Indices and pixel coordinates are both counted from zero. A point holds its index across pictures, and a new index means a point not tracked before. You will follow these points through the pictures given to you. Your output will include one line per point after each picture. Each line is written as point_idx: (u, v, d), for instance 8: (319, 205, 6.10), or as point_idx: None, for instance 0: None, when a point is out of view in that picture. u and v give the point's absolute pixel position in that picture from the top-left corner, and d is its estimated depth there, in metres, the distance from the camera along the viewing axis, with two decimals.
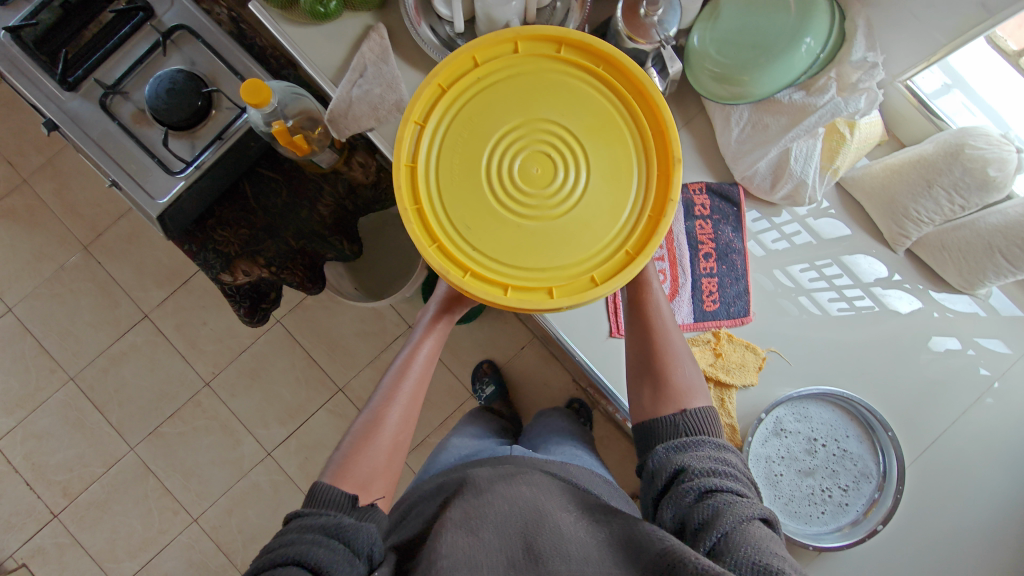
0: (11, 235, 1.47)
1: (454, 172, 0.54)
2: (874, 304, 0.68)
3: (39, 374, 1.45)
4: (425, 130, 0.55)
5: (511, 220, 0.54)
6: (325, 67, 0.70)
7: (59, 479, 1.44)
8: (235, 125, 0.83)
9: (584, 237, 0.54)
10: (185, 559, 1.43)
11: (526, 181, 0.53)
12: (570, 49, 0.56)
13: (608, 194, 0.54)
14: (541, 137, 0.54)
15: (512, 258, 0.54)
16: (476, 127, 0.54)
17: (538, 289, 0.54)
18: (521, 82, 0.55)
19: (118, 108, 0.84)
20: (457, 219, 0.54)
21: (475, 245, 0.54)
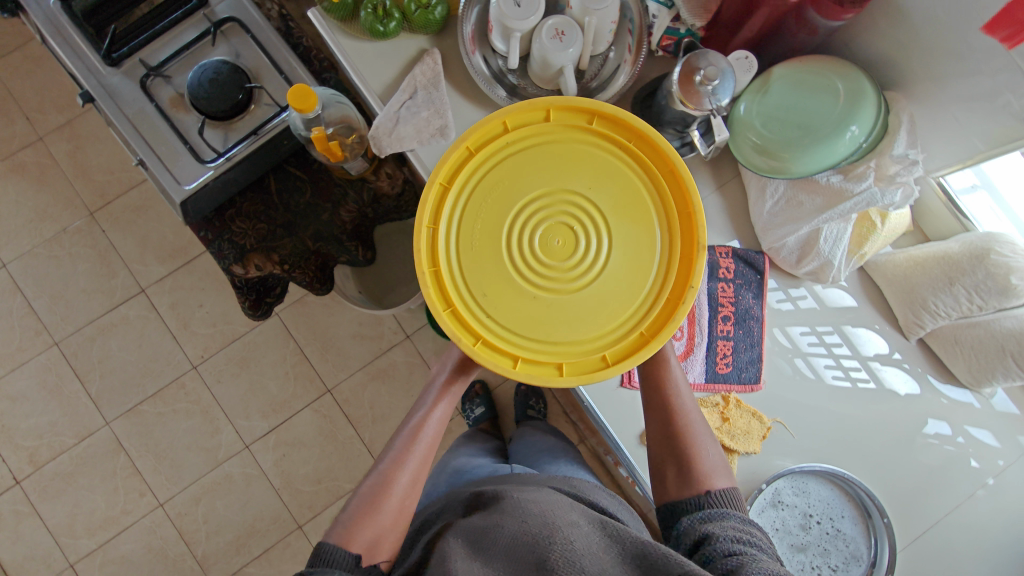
0: (17, 190, 1.44)
1: (475, 239, 0.58)
2: (872, 381, 0.69)
3: (23, 335, 1.42)
4: (450, 195, 0.59)
5: (528, 292, 0.57)
6: (375, 82, 0.71)
7: (27, 445, 1.40)
8: (273, 122, 0.85)
9: (598, 313, 0.57)
10: (144, 544, 1.39)
11: (547, 253, 0.57)
12: (601, 123, 0.59)
13: (625, 270, 0.58)
14: (563, 211, 0.58)
15: (527, 329, 0.57)
16: (501, 195, 0.58)
17: (549, 361, 0.57)
18: (548, 154, 0.59)
19: (157, 90, 0.84)
20: (474, 285, 0.58)
21: (492, 314, 0.58)
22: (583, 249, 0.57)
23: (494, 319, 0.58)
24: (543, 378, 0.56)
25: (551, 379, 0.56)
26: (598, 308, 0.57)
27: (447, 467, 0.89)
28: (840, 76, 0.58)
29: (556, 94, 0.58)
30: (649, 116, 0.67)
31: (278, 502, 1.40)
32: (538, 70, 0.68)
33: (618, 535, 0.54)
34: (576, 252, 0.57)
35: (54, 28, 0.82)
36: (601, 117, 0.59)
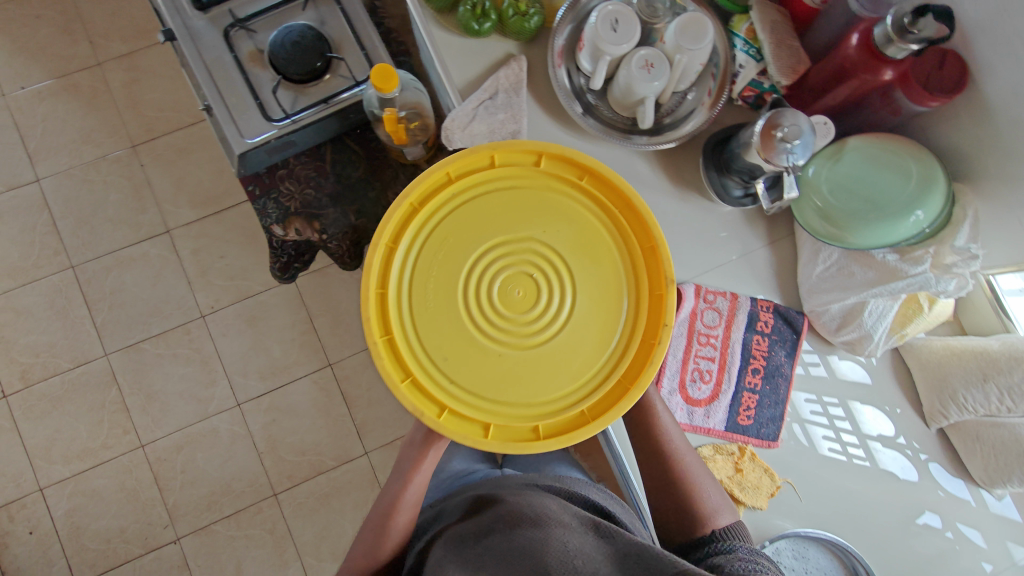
0: (66, 110, 1.45)
1: (431, 302, 0.61)
2: (867, 459, 0.69)
3: (42, 251, 1.42)
4: (397, 258, 0.62)
5: (493, 351, 0.60)
6: (458, 75, 0.72)
7: (23, 360, 1.39)
8: (344, 94, 0.85)
9: (569, 364, 0.61)
10: (117, 482, 1.37)
11: (507, 303, 0.60)
12: (548, 161, 0.64)
13: (589, 315, 0.62)
14: (519, 263, 0.61)
15: (492, 390, 0.60)
16: (450, 249, 0.62)
17: (518, 422, 0.60)
18: (495, 201, 0.63)
19: (238, 42, 0.86)
20: (434, 351, 0.60)
21: (456, 379, 0.60)
22: (541, 301, 0.61)
23: (460, 385, 0.60)
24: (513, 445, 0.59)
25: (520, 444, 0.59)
26: (566, 360, 0.60)
27: (443, 471, 0.90)
28: (915, 159, 0.59)
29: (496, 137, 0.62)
30: (718, 161, 0.68)
31: (258, 465, 1.39)
32: (618, 96, 0.69)
33: (612, 537, 0.56)
34: (535, 304, 0.61)
35: None
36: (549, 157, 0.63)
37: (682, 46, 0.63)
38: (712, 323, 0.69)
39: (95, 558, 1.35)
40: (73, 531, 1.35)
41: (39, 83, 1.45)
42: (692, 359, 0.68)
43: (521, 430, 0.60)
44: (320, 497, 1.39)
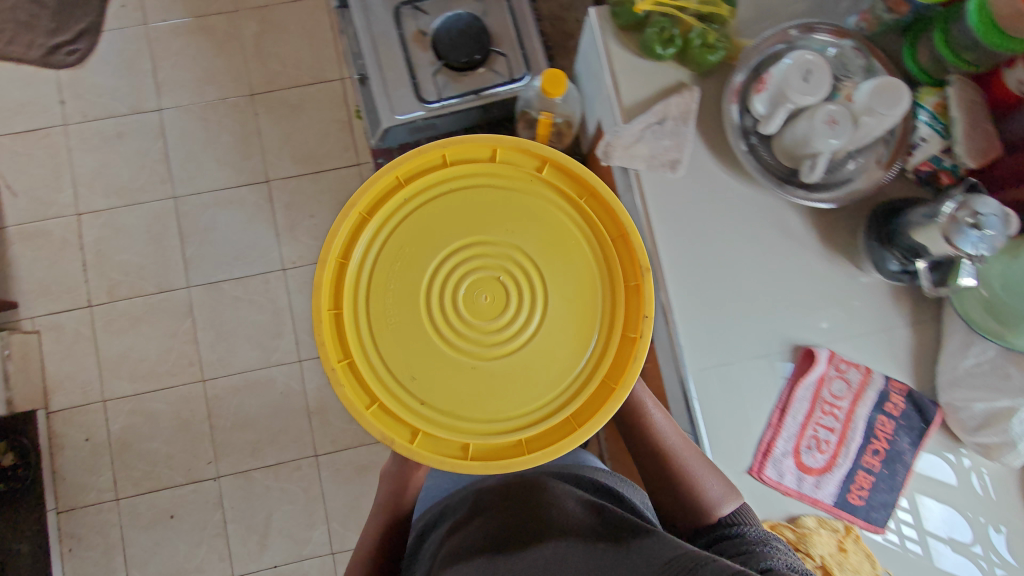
0: (198, 48, 1.51)
1: (397, 320, 0.65)
2: (920, 551, 0.65)
3: (150, 177, 1.47)
4: (350, 275, 0.66)
5: (464, 365, 0.65)
6: (628, 94, 0.71)
7: (112, 275, 1.44)
8: (496, 89, 0.86)
9: (541, 370, 0.65)
10: (174, 411, 1.41)
11: (478, 308, 0.65)
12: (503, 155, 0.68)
13: (557, 317, 0.66)
14: (479, 270, 0.66)
15: (461, 405, 0.64)
16: (408, 257, 0.66)
17: (499, 440, 0.64)
18: (448, 206, 0.67)
19: (405, 19, 0.87)
20: (399, 372, 0.65)
21: (424, 397, 0.65)
22: (504, 305, 0.65)
23: (430, 404, 0.65)
24: (492, 465, 0.62)
25: (501, 463, 0.63)
26: (538, 365, 0.65)
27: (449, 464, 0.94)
28: None
29: (439, 138, 0.66)
30: (881, 231, 0.66)
31: (307, 424, 1.42)
32: (788, 144, 0.68)
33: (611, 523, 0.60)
34: (499, 308, 0.65)
35: None
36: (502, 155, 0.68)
37: (874, 109, 0.62)
38: (839, 394, 0.67)
39: (138, 479, 1.38)
40: (124, 448, 1.39)
41: (179, 18, 1.52)
42: (811, 426, 0.66)
43: (503, 444, 0.65)
44: (358, 468, 1.41)
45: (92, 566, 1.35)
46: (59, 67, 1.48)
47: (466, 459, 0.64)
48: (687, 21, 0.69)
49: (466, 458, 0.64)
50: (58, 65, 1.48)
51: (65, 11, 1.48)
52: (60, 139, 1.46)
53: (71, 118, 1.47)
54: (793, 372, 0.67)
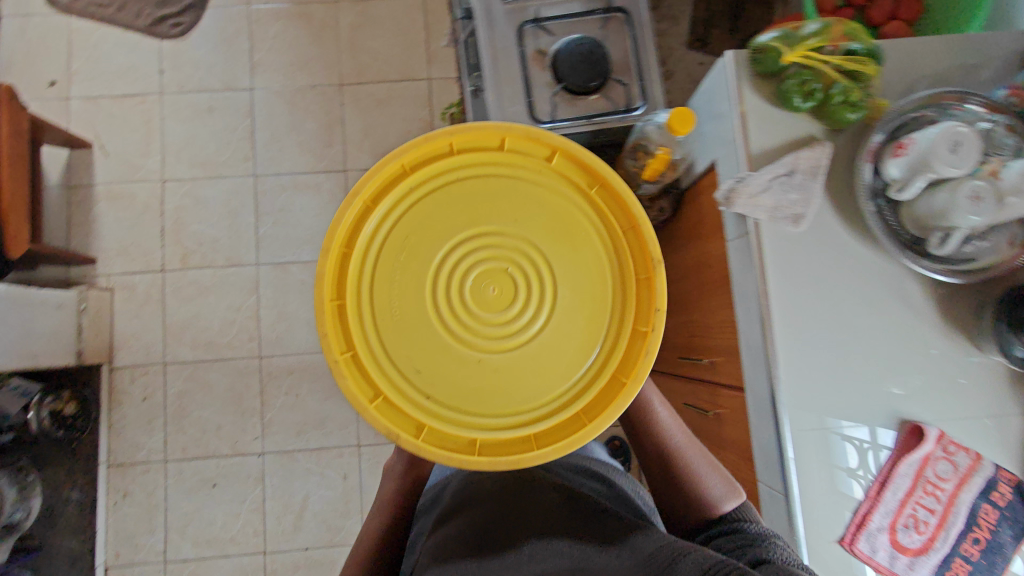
0: (295, 34, 1.55)
1: (403, 312, 0.67)
2: None
3: (234, 153, 1.51)
4: (354, 267, 0.67)
5: (471, 359, 0.66)
6: (756, 140, 0.71)
7: (187, 244, 1.48)
8: (609, 118, 0.86)
9: (546, 365, 0.66)
10: (228, 383, 1.44)
11: (486, 300, 0.66)
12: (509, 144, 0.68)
13: (565, 312, 0.67)
14: (487, 264, 0.67)
15: (466, 399, 0.66)
16: (412, 247, 0.67)
17: (508, 436, 0.65)
18: (452, 196, 0.68)
19: (527, 38, 0.88)
20: (404, 366, 0.66)
21: (429, 391, 0.66)
22: (513, 300, 0.67)
23: (436, 399, 0.66)
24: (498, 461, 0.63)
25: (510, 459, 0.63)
26: (545, 360, 0.66)
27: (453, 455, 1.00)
28: None
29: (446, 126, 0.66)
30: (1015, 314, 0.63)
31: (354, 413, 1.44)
32: (921, 213, 0.65)
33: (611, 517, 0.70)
34: (506, 302, 0.67)
35: None
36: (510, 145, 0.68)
37: None
38: (943, 475, 0.65)
39: (187, 444, 1.42)
40: (178, 412, 1.43)
41: (281, 3, 1.56)
42: (911, 504, 0.65)
43: (511, 440, 0.65)
44: None
45: (134, 523, 1.39)
46: (162, 38, 1.53)
47: (473, 455, 0.65)
48: (829, 75, 0.66)
49: (475, 454, 0.65)
50: (162, 35, 1.53)
51: None
52: (155, 107, 1.51)
53: (168, 88, 1.52)
54: (896, 447, 0.67)
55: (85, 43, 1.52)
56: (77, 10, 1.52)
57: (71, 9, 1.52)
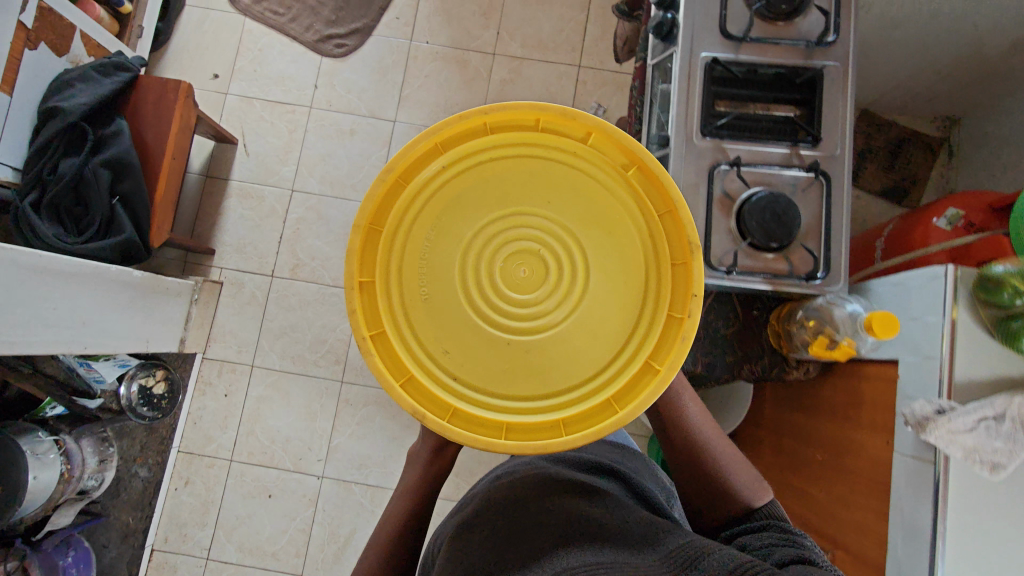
0: (447, 77, 1.58)
1: (436, 289, 0.69)
2: None
3: (364, 179, 1.55)
4: (384, 245, 0.68)
5: (500, 340, 0.68)
6: (961, 368, 0.67)
7: (300, 256, 1.52)
8: (786, 280, 0.83)
9: (576, 348, 0.69)
10: (306, 400, 1.46)
11: (520, 281, 0.69)
12: (544, 124, 0.68)
13: (595, 298, 0.68)
14: (519, 245, 0.69)
15: (494, 378, 0.68)
16: (446, 226, 0.69)
17: (533, 420, 0.66)
18: (485, 179, 0.69)
19: (717, 178, 0.86)
20: (433, 345, 0.68)
21: (458, 372, 0.68)
22: (544, 284, 0.69)
23: (463, 378, 0.68)
24: (525, 445, 0.63)
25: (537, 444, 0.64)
26: (575, 342, 0.68)
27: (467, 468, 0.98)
28: None
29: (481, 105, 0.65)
30: None
31: None
32: None
33: (628, 510, 0.70)
34: (537, 284, 0.69)
35: (689, 73, 0.87)
36: (548, 126, 0.68)
37: None
38: None
39: (254, 449, 1.44)
40: (253, 416, 1.46)
41: (441, 44, 1.59)
42: None
43: (536, 425, 0.66)
44: None
45: (188, 513, 1.42)
46: (324, 55, 1.59)
47: (501, 437, 0.65)
48: None
49: (503, 437, 0.66)
50: (325, 53, 1.59)
51: (348, 9, 1.60)
52: (302, 118, 1.57)
53: (317, 103, 1.58)
54: None
55: (253, 45, 1.60)
56: (253, 13, 1.60)
57: (248, 11, 1.60)
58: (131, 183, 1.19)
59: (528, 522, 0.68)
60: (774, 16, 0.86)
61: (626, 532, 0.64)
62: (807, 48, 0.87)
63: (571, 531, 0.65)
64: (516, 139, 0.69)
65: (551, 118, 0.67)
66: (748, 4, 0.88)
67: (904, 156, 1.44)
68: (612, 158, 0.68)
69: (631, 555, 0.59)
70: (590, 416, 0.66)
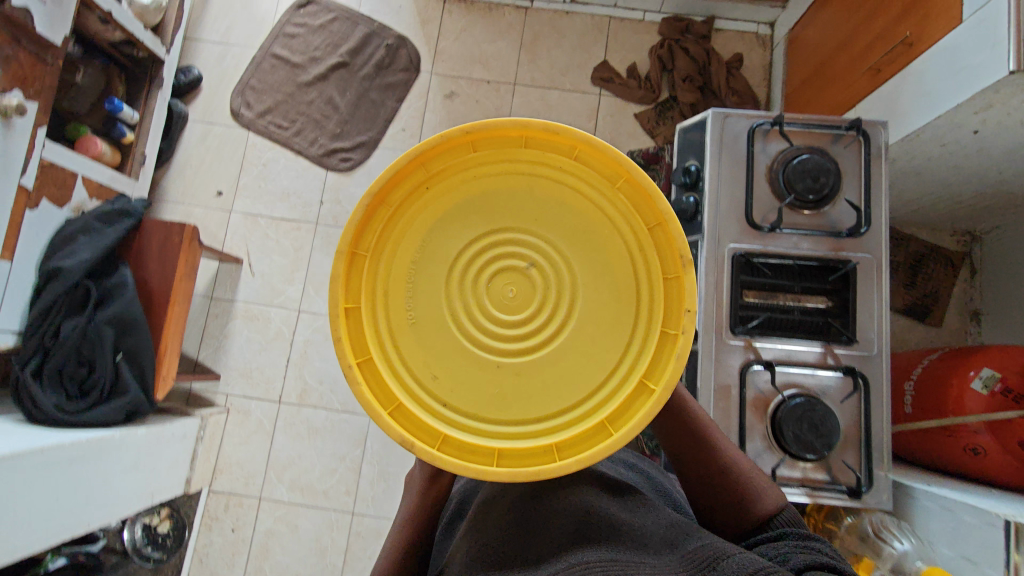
0: None
1: (421, 312, 0.65)
2: None
3: None
4: (367, 269, 0.64)
5: (489, 363, 0.64)
6: None
7: (308, 380, 1.48)
8: (826, 492, 0.79)
9: (568, 369, 0.64)
10: (316, 533, 1.41)
11: (508, 302, 0.65)
12: (529, 138, 0.64)
13: (587, 317, 0.64)
14: (506, 263, 0.65)
15: (483, 404, 0.63)
16: (430, 248, 0.65)
17: (522, 446, 0.62)
18: (470, 195, 0.65)
19: (750, 378, 0.83)
20: (420, 367, 0.64)
21: (446, 396, 0.64)
22: (534, 301, 0.65)
23: (452, 405, 0.64)
24: (517, 473, 0.59)
25: (529, 470, 0.60)
26: (568, 363, 0.64)
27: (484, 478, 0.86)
28: None
29: (463, 123, 0.61)
30: None
31: None
32: None
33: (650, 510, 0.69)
34: (525, 303, 0.65)
35: (715, 264, 0.86)
36: (535, 142, 0.64)
37: None
38: None
39: None
40: (261, 551, 1.42)
41: None
42: None
43: (528, 451, 0.63)
44: None
45: None
46: (329, 168, 1.57)
47: (492, 466, 0.61)
48: None
49: (494, 465, 0.62)
50: (330, 167, 1.57)
51: (353, 122, 1.58)
52: (308, 236, 1.54)
53: (324, 219, 1.55)
54: None
55: (257, 160, 1.58)
56: (258, 127, 1.59)
57: (252, 125, 1.59)
58: (135, 340, 1.15)
59: (544, 518, 0.67)
60: (800, 205, 0.84)
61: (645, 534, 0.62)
62: (837, 238, 0.84)
63: (585, 527, 0.63)
64: (501, 155, 0.65)
65: (537, 133, 0.64)
66: (774, 190, 0.86)
67: (925, 271, 1.40)
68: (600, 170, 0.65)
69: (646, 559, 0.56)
70: (582, 442, 0.63)
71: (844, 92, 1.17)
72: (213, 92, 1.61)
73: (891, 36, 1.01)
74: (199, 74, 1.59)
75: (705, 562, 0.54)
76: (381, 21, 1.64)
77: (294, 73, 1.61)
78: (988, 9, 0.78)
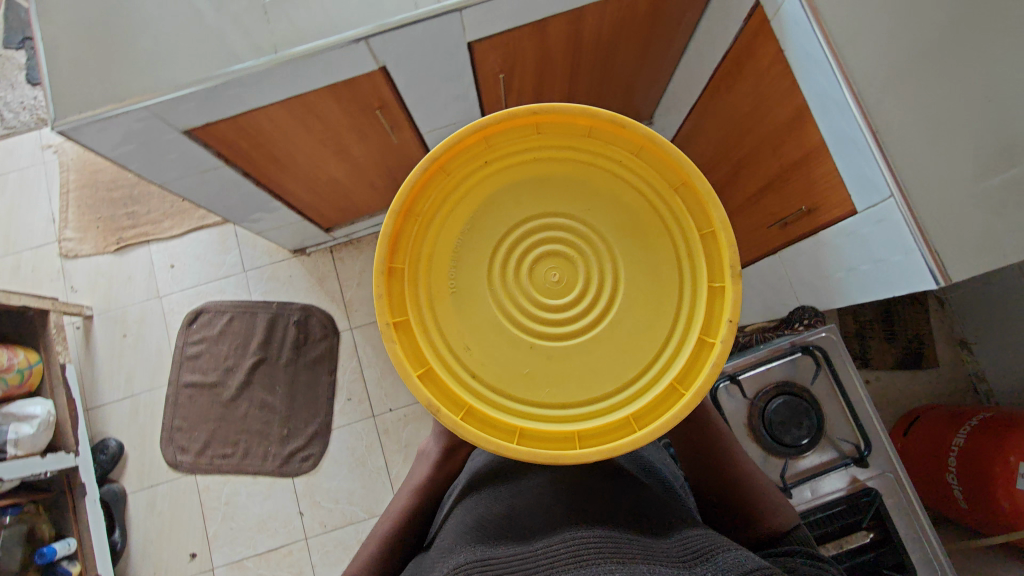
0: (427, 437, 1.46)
1: (458, 286, 0.70)
2: None
3: None
4: (418, 232, 0.69)
5: (522, 342, 0.68)
6: None
7: None
8: None
9: (600, 357, 0.68)
10: None
11: (547, 285, 0.69)
12: (597, 133, 0.69)
13: (624, 302, 0.69)
14: (549, 249, 0.69)
15: (519, 385, 0.68)
16: (478, 227, 0.70)
17: (548, 431, 0.66)
18: (528, 180, 0.70)
19: None
20: (449, 335, 0.69)
21: (477, 370, 0.68)
22: (575, 287, 0.69)
23: (481, 376, 0.68)
24: (542, 452, 0.63)
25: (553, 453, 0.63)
26: (608, 349, 0.69)
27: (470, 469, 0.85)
28: None
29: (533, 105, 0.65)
30: None
31: None
32: None
33: (633, 489, 0.69)
34: (567, 288, 0.69)
35: None
36: (598, 134, 0.68)
37: None
38: None
39: None
40: None
41: (405, 405, 1.50)
42: None
43: (551, 433, 0.66)
44: None
45: None
46: (294, 474, 1.45)
47: (513, 442, 0.65)
48: None
49: (516, 442, 0.65)
50: (295, 472, 1.45)
51: (296, 415, 1.48)
52: (303, 556, 1.42)
53: (311, 530, 1.43)
54: None
55: (217, 500, 1.45)
56: (203, 466, 1.47)
57: (196, 467, 1.46)
58: None
59: (527, 496, 0.67)
60: (798, 453, 0.81)
61: (644, 510, 0.64)
62: (847, 469, 0.80)
63: (572, 504, 0.63)
64: (564, 142, 0.69)
65: (602, 126, 0.68)
66: (762, 445, 0.82)
67: (899, 318, 1.38)
68: (658, 178, 0.69)
69: (640, 542, 0.57)
70: (609, 433, 0.67)
71: (750, 229, 1.14)
72: (141, 452, 1.48)
73: (781, 192, 0.98)
74: (118, 442, 1.47)
75: (698, 553, 0.56)
76: (279, 299, 1.55)
77: (215, 393, 1.50)
78: (880, 211, 0.76)
